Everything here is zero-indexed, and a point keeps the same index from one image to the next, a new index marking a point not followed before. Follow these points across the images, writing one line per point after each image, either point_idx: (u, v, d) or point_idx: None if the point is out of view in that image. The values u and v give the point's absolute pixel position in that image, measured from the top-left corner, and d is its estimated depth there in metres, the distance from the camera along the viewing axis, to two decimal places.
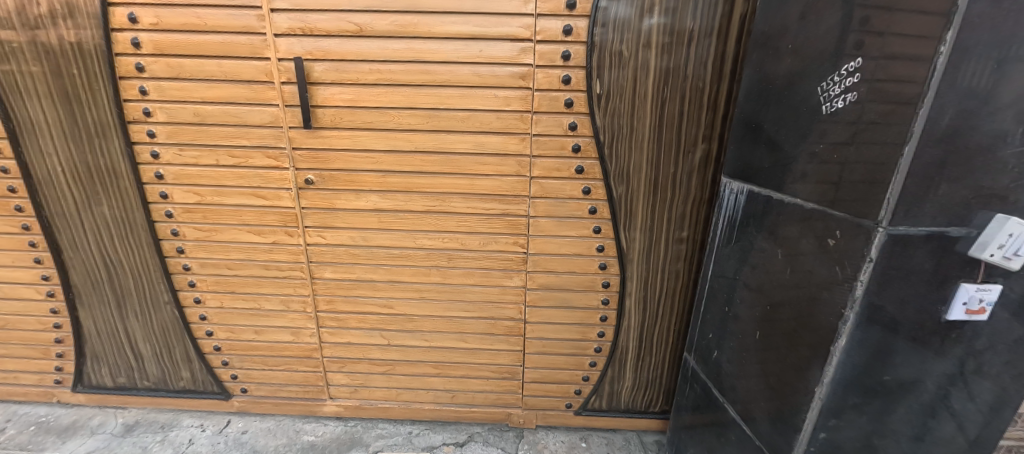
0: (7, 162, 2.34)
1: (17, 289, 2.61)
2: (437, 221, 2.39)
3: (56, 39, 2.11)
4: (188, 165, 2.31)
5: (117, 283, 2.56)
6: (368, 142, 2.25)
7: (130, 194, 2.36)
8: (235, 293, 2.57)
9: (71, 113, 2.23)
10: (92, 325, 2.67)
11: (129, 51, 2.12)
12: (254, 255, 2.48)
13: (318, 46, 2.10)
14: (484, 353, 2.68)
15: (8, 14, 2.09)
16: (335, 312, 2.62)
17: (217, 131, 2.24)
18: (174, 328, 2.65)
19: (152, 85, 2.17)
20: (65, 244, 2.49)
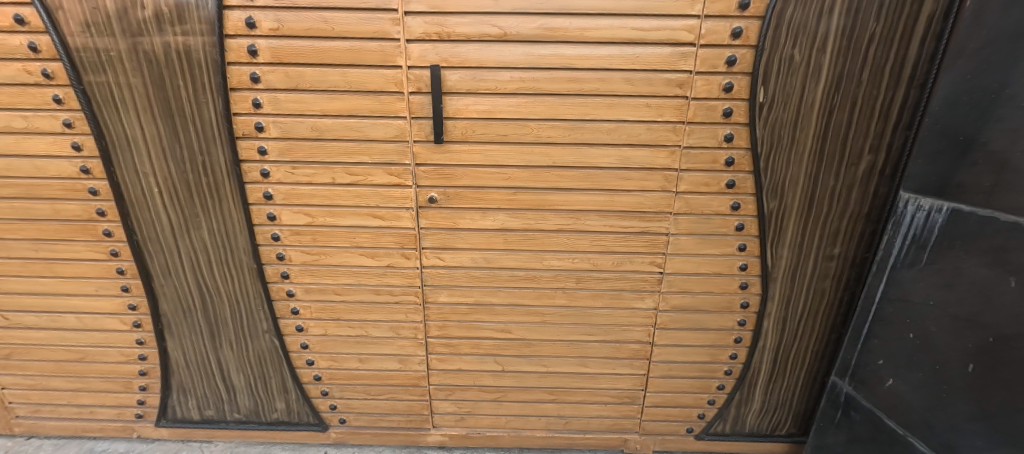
0: (96, 183, 2.10)
1: (99, 320, 2.39)
2: (569, 241, 2.20)
3: (162, 47, 1.88)
4: (301, 184, 2.10)
5: (212, 312, 2.36)
6: (501, 158, 2.06)
7: (234, 216, 2.15)
8: (341, 321, 2.37)
9: (174, 129, 2.00)
10: (180, 356, 2.46)
11: (244, 60, 1.90)
12: (365, 279, 2.28)
13: (455, 52, 1.90)
14: (605, 377, 2.50)
15: (105, 19, 1.84)
16: (447, 338, 2.43)
17: (336, 147, 2.03)
18: (273, 358, 2.46)
19: (267, 97, 1.95)
20: (156, 271, 2.27)
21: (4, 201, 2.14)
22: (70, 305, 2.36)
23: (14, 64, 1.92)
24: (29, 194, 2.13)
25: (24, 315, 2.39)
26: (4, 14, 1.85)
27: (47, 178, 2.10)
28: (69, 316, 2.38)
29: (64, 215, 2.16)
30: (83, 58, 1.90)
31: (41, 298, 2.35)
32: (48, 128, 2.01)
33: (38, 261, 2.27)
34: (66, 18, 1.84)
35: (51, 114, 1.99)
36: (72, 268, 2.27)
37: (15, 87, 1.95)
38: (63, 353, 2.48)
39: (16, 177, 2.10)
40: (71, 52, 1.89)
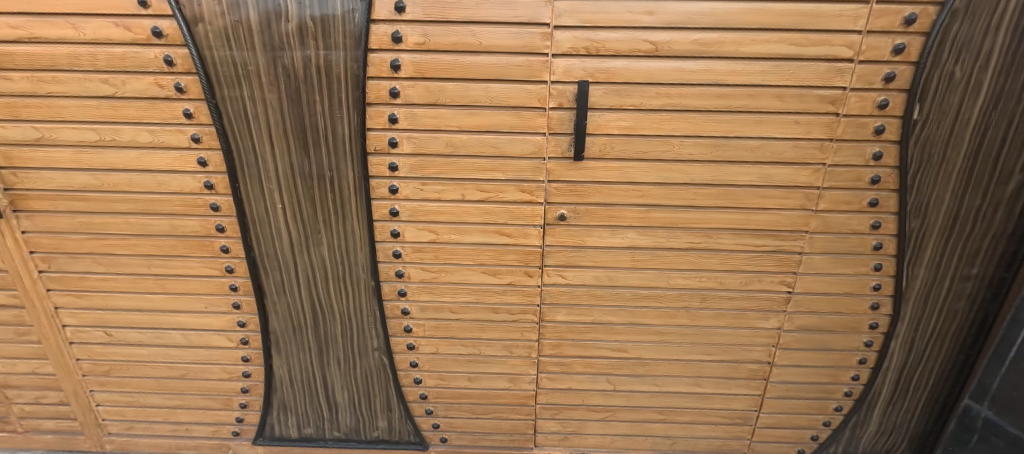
0: (218, 199, 2.04)
1: (205, 337, 2.33)
2: (699, 259, 2.13)
3: (302, 61, 1.82)
4: (429, 200, 2.04)
5: (322, 329, 2.29)
6: (638, 174, 1.99)
7: (357, 233, 2.09)
8: (454, 339, 2.30)
9: (305, 144, 1.95)
10: (285, 374, 2.40)
11: (386, 74, 1.84)
12: (484, 298, 2.21)
13: (602, 67, 1.84)
14: (720, 398, 2.42)
15: (248, 33, 1.78)
16: (560, 356, 2.35)
17: (469, 164, 1.97)
18: (380, 377, 2.38)
19: (404, 112, 1.89)
20: (270, 289, 2.21)
21: (120, 217, 2.09)
22: (177, 321, 2.30)
23: (146, 77, 1.86)
24: (148, 210, 2.07)
25: (128, 332, 2.33)
26: (141, 26, 1.79)
27: (167, 193, 2.04)
28: (175, 333, 2.32)
29: (181, 231, 2.10)
30: (219, 72, 1.84)
31: (148, 315, 2.29)
32: (174, 143, 1.95)
33: (149, 278, 2.21)
34: (207, 31, 1.78)
35: (179, 129, 1.93)
36: (184, 284, 2.21)
37: (144, 101, 1.90)
38: (165, 370, 2.41)
39: (136, 192, 2.04)
40: (208, 66, 1.83)
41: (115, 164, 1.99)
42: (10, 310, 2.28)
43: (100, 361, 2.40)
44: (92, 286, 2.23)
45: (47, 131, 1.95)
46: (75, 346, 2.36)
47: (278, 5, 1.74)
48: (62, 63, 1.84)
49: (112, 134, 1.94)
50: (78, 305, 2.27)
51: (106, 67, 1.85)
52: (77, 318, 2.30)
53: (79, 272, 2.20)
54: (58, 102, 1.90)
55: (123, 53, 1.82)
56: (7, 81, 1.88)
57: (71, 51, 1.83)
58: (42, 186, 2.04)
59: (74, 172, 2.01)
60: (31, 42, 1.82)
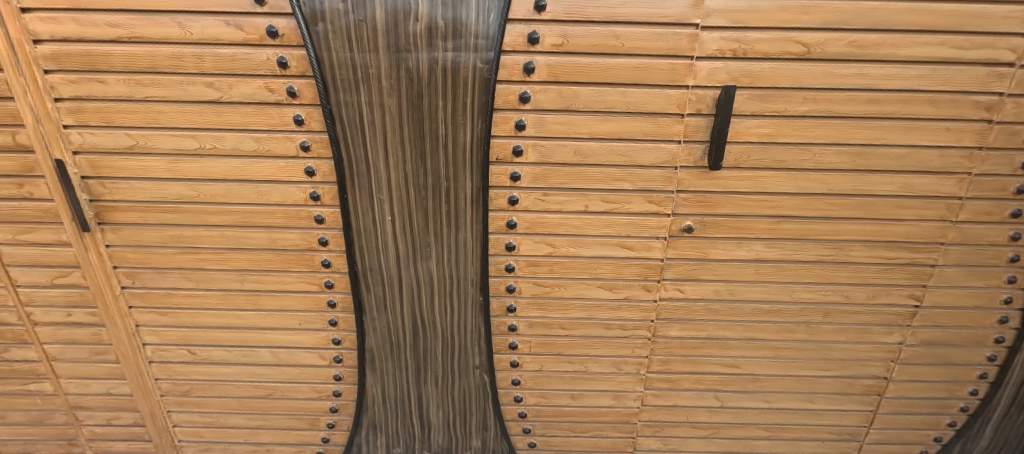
0: (324, 210, 1.92)
1: (296, 355, 2.20)
2: (826, 272, 2.03)
3: (428, 64, 1.69)
4: (549, 211, 1.92)
5: (422, 347, 2.17)
6: (773, 184, 1.88)
7: (469, 247, 1.96)
8: (560, 356, 2.19)
9: (422, 153, 1.81)
10: (377, 393, 2.27)
11: (517, 78, 1.71)
12: (596, 313, 2.10)
13: (748, 70, 1.71)
14: (830, 413, 2.34)
15: (372, 33, 1.64)
16: (668, 373, 2.25)
17: (596, 173, 1.85)
18: (479, 395, 2.26)
19: (533, 118, 1.77)
20: (370, 305, 2.07)
21: (215, 230, 1.95)
22: (267, 339, 2.17)
23: (255, 81, 1.72)
24: (246, 222, 1.93)
25: (214, 350, 2.19)
26: (254, 25, 1.64)
27: (268, 204, 1.91)
28: (263, 351, 2.19)
29: (281, 244, 1.97)
30: (336, 75, 1.70)
31: (236, 332, 2.15)
32: (281, 151, 1.82)
33: (241, 294, 2.07)
34: (327, 31, 1.63)
35: (287, 136, 1.80)
36: (278, 300, 2.08)
37: (252, 106, 1.76)
38: (249, 390, 2.28)
39: (235, 203, 1.91)
40: (324, 69, 1.69)
41: (215, 174, 1.85)
42: (87, 329, 2.13)
43: (180, 381, 2.26)
44: (179, 302, 2.09)
45: (142, 139, 1.80)
46: (154, 365, 2.22)
47: (408, 3, 1.60)
48: (164, 65, 1.69)
49: (213, 142, 1.81)
50: (161, 322, 2.13)
51: (213, 69, 1.70)
52: (160, 336, 2.16)
53: (166, 287, 2.06)
54: (157, 107, 1.76)
55: (232, 54, 1.68)
56: (101, 84, 1.72)
57: (174, 52, 1.68)
58: (131, 198, 1.89)
59: (168, 183, 1.87)
60: (131, 42, 1.67)
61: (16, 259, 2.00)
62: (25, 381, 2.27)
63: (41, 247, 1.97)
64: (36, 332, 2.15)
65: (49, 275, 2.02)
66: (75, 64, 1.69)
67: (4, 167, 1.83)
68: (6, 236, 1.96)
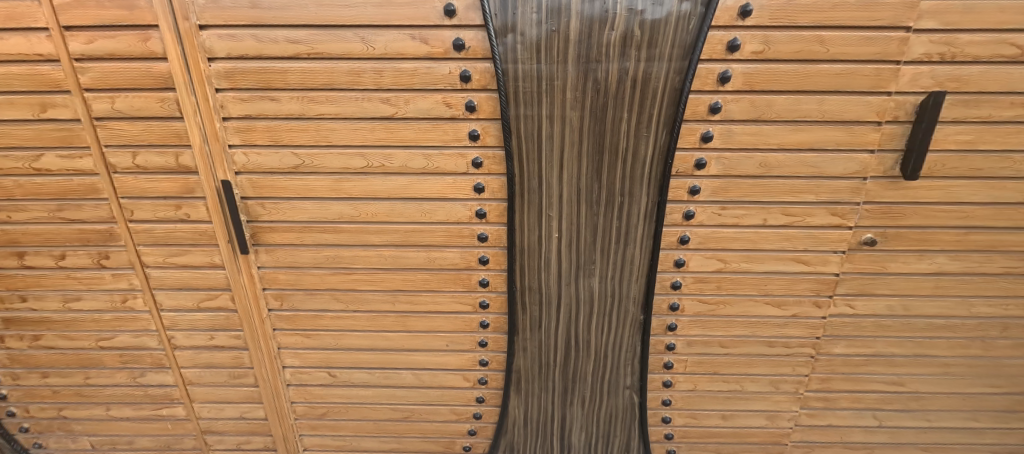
0: (487, 228, 1.84)
1: (439, 377, 2.11)
2: (1011, 285, 1.91)
3: (617, 74, 1.62)
4: (725, 226, 1.82)
5: (572, 367, 2.07)
6: (966, 194, 1.77)
7: (636, 263, 1.87)
8: (716, 375, 2.08)
9: (599, 166, 1.74)
10: (519, 415, 2.17)
11: (710, 88, 1.63)
12: (760, 331, 1.99)
13: (955, 75, 1.61)
14: (993, 432, 2.22)
15: (563, 43, 1.58)
16: (826, 391, 2.13)
17: (780, 185, 1.76)
18: (626, 417, 2.15)
19: (720, 129, 1.69)
20: (524, 325, 1.99)
21: (373, 250, 1.89)
22: (411, 361, 2.09)
23: (433, 96, 1.66)
24: (405, 241, 1.87)
25: (355, 372, 2.12)
26: (440, 39, 1.59)
27: (431, 223, 1.84)
28: (406, 373, 2.11)
29: (438, 264, 1.90)
30: (519, 87, 1.63)
31: (380, 354, 2.08)
32: (451, 168, 1.76)
33: (390, 315, 2.00)
34: (517, 42, 1.58)
35: (459, 153, 1.73)
36: (427, 321, 2.01)
37: (426, 122, 1.70)
38: (386, 412, 2.20)
39: (396, 222, 1.84)
40: (508, 82, 1.63)
41: (379, 192, 1.79)
42: (229, 352, 2.08)
43: (317, 404, 2.19)
44: (326, 324, 2.02)
45: (309, 158, 1.75)
46: (292, 387, 2.16)
47: (605, 12, 1.54)
48: (341, 82, 1.65)
49: (381, 160, 1.75)
50: (304, 345, 2.07)
51: (391, 85, 1.65)
52: (301, 358, 2.10)
53: (314, 309, 2.00)
54: (327, 124, 1.71)
55: (414, 68, 1.63)
56: (274, 102, 1.68)
57: (354, 68, 1.63)
58: (291, 218, 1.84)
59: (331, 202, 1.81)
60: (310, 58, 1.63)
61: (164, 282, 1.95)
62: (157, 406, 2.21)
63: (191, 269, 1.92)
64: (175, 355, 2.09)
65: (196, 298, 1.97)
66: (250, 82, 1.65)
67: (164, 188, 1.79)
68: (157, 258, 1.91)
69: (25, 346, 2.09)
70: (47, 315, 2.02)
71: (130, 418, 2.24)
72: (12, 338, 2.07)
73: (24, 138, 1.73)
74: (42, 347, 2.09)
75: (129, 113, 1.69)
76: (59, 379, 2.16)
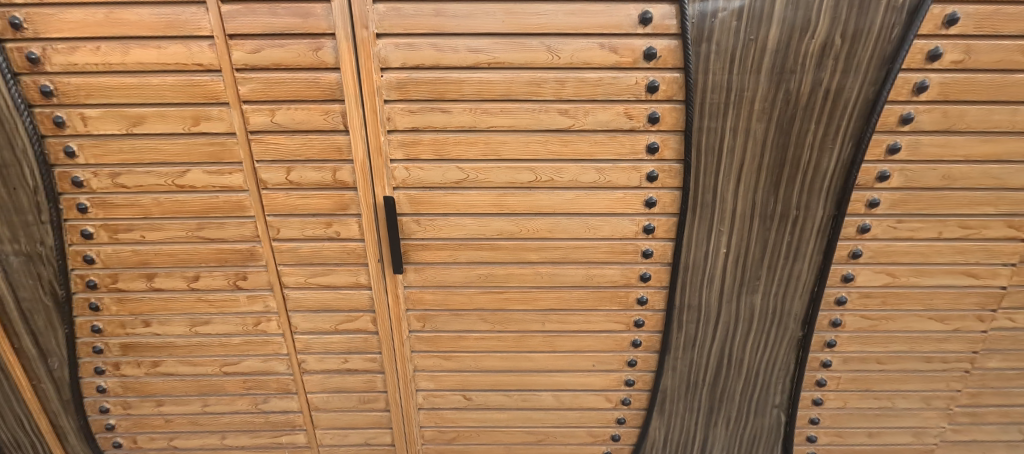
0: (653, 244, 1.76)
1: (581, 398, 2.02)
2: None
3: (810, 85, 1.56)
4: (899, 239, 1.77)
5: (721, 387, 1.99)
6: None
7: (804, 278, 1.80)
8: (868, 392, 2.02)
9: (777, 180, 1.67)
10: (659, 436, 2.08)
11: (904, 98, 1.57)
12: (919, 346, 1.94)
13: None
14: None
15: (759, 53, 1.51)
16: (974, 406, 2.08)
17: (960, 198, 1.71)
18: (770, 436, 2.08)
19: (908, 140, 1.63)
20: (678, 344, 1.90)
21: (529, 268, 1.79)
22: (553, 382, 1.99)
23: (614, 107, 1.58)
24: (564, 258, 1.78)
25: (492, 395, 2.02)
26: (630, 48, 1.51)
27: (594, 239, 1.76)
28: (546, 395, 2.01)
29: (596, 281, 1.81)
30: (707, 98, 1.56)
31: (521, 376, 1.98)
32: (623, 182, 1.68)
33: (538, 335, 1.91)
34: (711, 51, 1.50)
35: (634, 166, 1.66)
36: (576, 341, 1.92)
37: (604, 134, 1.62)
38: (519, 436, 2.10)
39: (557, 239, 1.76)
40: (697, 92, 1.55)
41: (544, 207, 1.71)
42: (362, 376, 1.97)
43: (447, 429, 2.09)
44: (468, 345, 1.92)
45: (475, 172, 1.66)
46: (423, 412, 2.05)
47: (809, 20, 1.48)
48: (519, 93, 1.56)
49: (550, 174, 1.66)
50: (442, 367, 1.97)
51: (572, 96, 1.57)
52: (436, 381, 1.99)
53: (458, 331, 1.90)
54: (498, 137, 1.62)
55: (598, 78, 1.55)
56: (446, 114, 1.59)
57: (535, 78, 1.55)
58: (447, 235, 1.74)
59: (491, 217, 1.72)
60: (489, 68, 1.54)
61: (302, 304, 1.84)
62: (276, 434, 2.09)
63: (334, 289, 1.82)
64: (303, 380, 1.98)
65: (335, 320, 1.86)
66: (422, 93, 1.56)
67: (317, 205, 1.69)
68: (298, 279, 1.80)
69: (142, 373, 1.96)
70: (171, 340, 1.89)
71: (245, 446, 2.12)
72: (129, 364, 1.94)
73: (171, 153, 1.61)
74: (160, 374, 1.96)
75: (289, 126, 1.59)
76: (174, 408, 2.03)
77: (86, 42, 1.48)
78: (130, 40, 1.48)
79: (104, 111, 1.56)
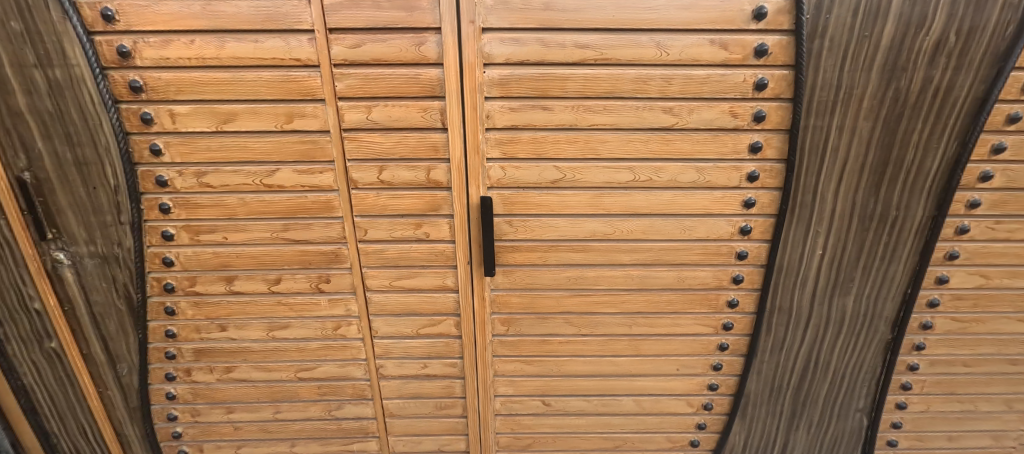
0: (748, 245, 1.72)
1: (662, 403, 1.98)
2: None
3: (920, 83, 1.52)
4: (995, 240, 1.74)
5: (805, 390, 1.96)
6: None
7: (898, 280, 1.78)
8: (952, 395, 1.99)
9: (879, 180, 1.64)
10: (739, 441, 2.05)
11: (1013, 97, 1.54)
12: (1007, 349, 1.91)
13: None
14: None
15: (872, 50, 1.48)
16: None
17: None
18: (852, 440, 2.06)
19: (1014, 139, 1.60)
20: (766, 347, 1.87)
21: (620, 270, 1.76)
22: (634, 387, 1.95)
23: (720, 105, 1.55)
24: (656, 260, 1.74)
25: (571, 400, 1.98)
26: (741, 44, 1.47)
27: (688, 240, 1.72)
28: (627, 400, 1.98)
29: (687, 284, 1.78)
30: (816, 96, 1.52)
31: (603, 380, 1.94)
32: (723, 182, 1.64)
33: (623, 339, 1.87)
34: (823, 48, 1.46)
35: (735, 166, 1.62)
36: (662, 345, 1.88)
37: (707, 133, 1.58)
38: (595, 441, 2.06)
39: (650, 240, 1.72)
40: (806, 90, 1.51)
41: (640, 208, 1.67)
42: (440, 381, 1.92)
43: (523, 434, 2.05)
44: (551, 349, 1.88)
45: (572, 171, 1.62)
46: (499, 417, 2.01)
47: (925, 16, 1.44)
48: (624, 90, 1.52)
49: (650, 174, 1.62)
50: (522, 372, 1.92)
51: (678, 93, 1.53)
52: (515, 387, 1.95)
53: (541, 334, 1.86)
54: (599, 136, 1.57)
55: (707, 75, 1.51)
56: (547, 112, 1.54)
57: (642, 75, 1.50)
58: (539, 236, 1.70)
59: (586, 218, 1.68)
60: (595, 65, 1.49)
61: (385, 307, 1.79)
62: (347, 441, 2.03)
63: (418, 293, 1.77)
64: (380, 386, 1.92)
65: (417, 324, 1.81)
66: (525, 90, 1.51)
67: (408, 205, 1.63)
68: (383, 281, 1.75)
69: (213, 379, 1.90)
70: (246, 344, 1.84)
71: None
72: (201, 370, 1.88)
73: (261, 152, 1.56)
74: (232, 380, 1.90)
75: (385, 124, 1.53)
76: (244, 415, 1.97)
77: (179, 35, 1.42)
78: (226, 33, 1.42)
79: (194, 107, 1.50)
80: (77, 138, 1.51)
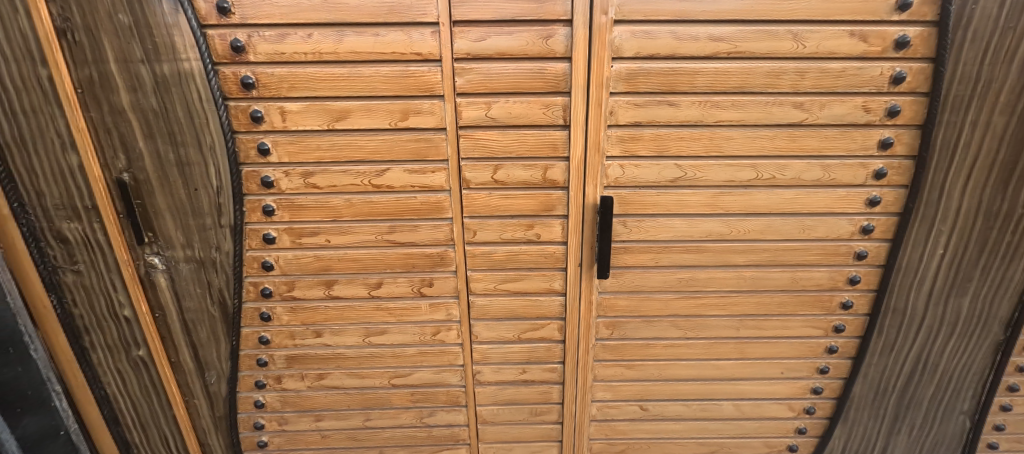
0: (867, 245, 1.67)
1: (763, 407, 1.93)
2: None
3: None
4: None
5: (911, 393, 1.90)
6: None
7: (1016, 280, 1.71)
8: None
9: (1009, 177, 1.56)
10: (839, 445, 2.00)
11: None
12: None
13: None
14: None
15: (1016, 41, 1.38)
16: None
17: None
18: (953, 440, 2.01)
19: None
20: (875, 350, 1.81)
21: (733, 271, 1.69)
22: (735, 391, 1.90)
23: (853, 100, 1.49)
24: (771, 261, 1.68)
25: (670, 405, 1.92)
26: (881, 35, 1.41)
27: (806, 240, 1.66)
28: (727, 404, 1.92)
29: (801, 285, 1.72)
30: (953, 91, 1.43)
31: (704, 384, 1.89)
32: (848, 180, 1.58)
33: (729, 342, 1.81)
34: (966, 40, 1.37)
35: (862, 163, 1.56)
36: (768, 348, 1.82)
37: (836, 129, 1.52)
38: (691, 447, 2.00)
39: (767, 241, 1.66)
40: (944, 85, 1.43)
41: (759, 207, 1.60)
42: (538, 387, 1.86)
43: (617, 441, 1.99)
44: (655, 353, 1.82)
45: (693, 170, 1.55)
46: (595, 423, 1.95)
47: None
48: (755, 84, 1.45)
49: (773, 172, 1.56)
50: (622, 377, 1.86)
51: (810, 88, 1.46)
52: (614, 392, 1.88)
53: (646, 338, 1.80)
54: (724, 133, 1.51)
55: (842, 69, 1.44)
56: (673, 108, 1.47)
57: (775, 69, 1.44)
58: (653, 237, 1.63)
59: (702, 219, 1.62)
60: (726, 58, 1.42)
61: (487, 312, 1.72)
62: (437, 448, 1.97)
63: (523, 296, 1.70)
64: (475, 392, 1.86)
65: (519, 329, 1.75)
66: (652, 85, 1.44)
67: (521, 206, 1.57)
68: (487, 285, 1.68)
69: (304, 387, 1.83)
70: (341, 351, 1.77)
71: None
72: (291, 378, 1.81)
73: (372, 151, 1.48)
74: (323, 387, 1.84)
75: (504, 121, 1.46)
76: (333, 423, 1.91)
77: (296, 29, 1.34)
78: (346, 26, 1.35)
79: (306, 105, 1.42)
80: (181, 137, 1.42)
